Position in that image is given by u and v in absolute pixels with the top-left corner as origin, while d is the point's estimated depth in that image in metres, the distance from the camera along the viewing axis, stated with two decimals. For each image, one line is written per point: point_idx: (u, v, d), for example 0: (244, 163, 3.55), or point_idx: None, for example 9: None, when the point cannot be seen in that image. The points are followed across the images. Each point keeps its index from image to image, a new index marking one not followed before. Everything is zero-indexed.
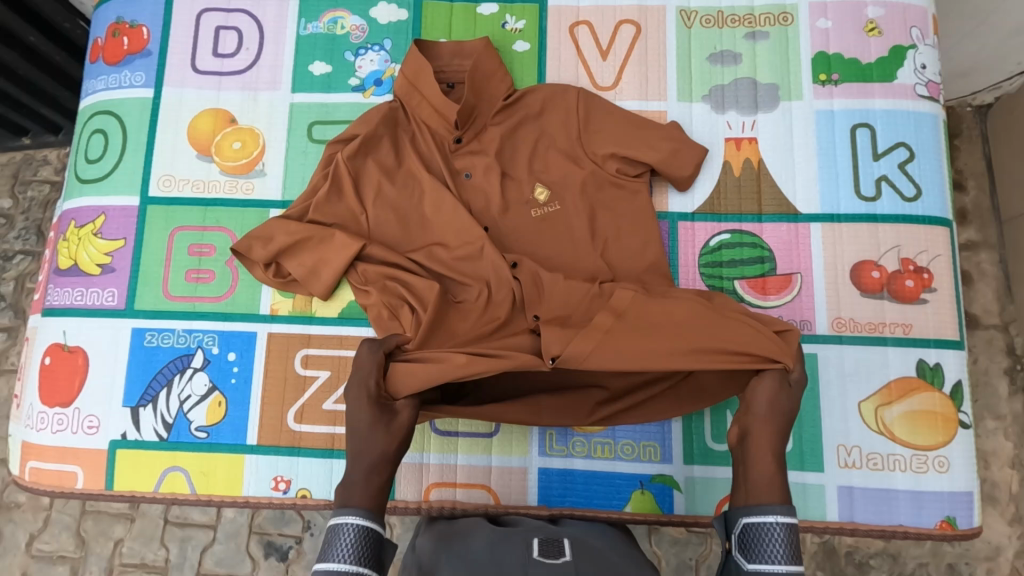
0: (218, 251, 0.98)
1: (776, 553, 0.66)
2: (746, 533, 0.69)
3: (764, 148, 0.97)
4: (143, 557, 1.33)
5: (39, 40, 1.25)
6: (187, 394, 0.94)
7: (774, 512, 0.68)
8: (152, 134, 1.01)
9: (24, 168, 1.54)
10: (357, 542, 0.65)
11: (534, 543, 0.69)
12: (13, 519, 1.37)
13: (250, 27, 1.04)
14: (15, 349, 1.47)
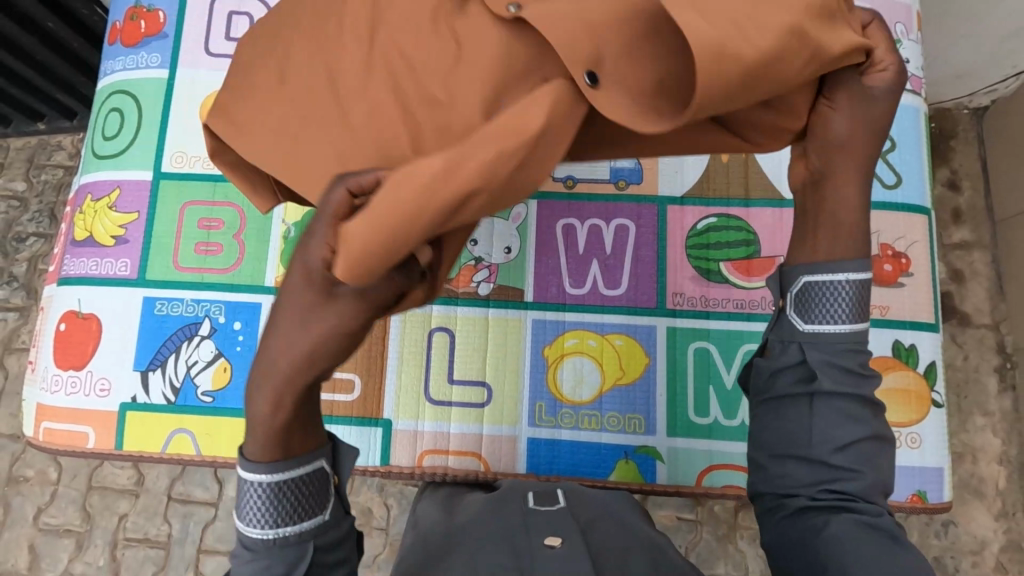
0: (226, 224, 1.02)
1: (842, 313, 0.53)
2: (805, 293, 0.55)
3: None
4: (146, 532, 1.38)
5: (57, 26, 1.29)
6: (194, 359, 0.98)
7: (848, 266, 0.53)
8: (166, 112, 1.06)
9: (38, 153, 1.61)
10: (271, 498, 0.50)
11: (528, 496, 0.73)
12: (21, 492, 1.43)
13: (261, 13, 1.09)
14: (26, 328, 1.53)
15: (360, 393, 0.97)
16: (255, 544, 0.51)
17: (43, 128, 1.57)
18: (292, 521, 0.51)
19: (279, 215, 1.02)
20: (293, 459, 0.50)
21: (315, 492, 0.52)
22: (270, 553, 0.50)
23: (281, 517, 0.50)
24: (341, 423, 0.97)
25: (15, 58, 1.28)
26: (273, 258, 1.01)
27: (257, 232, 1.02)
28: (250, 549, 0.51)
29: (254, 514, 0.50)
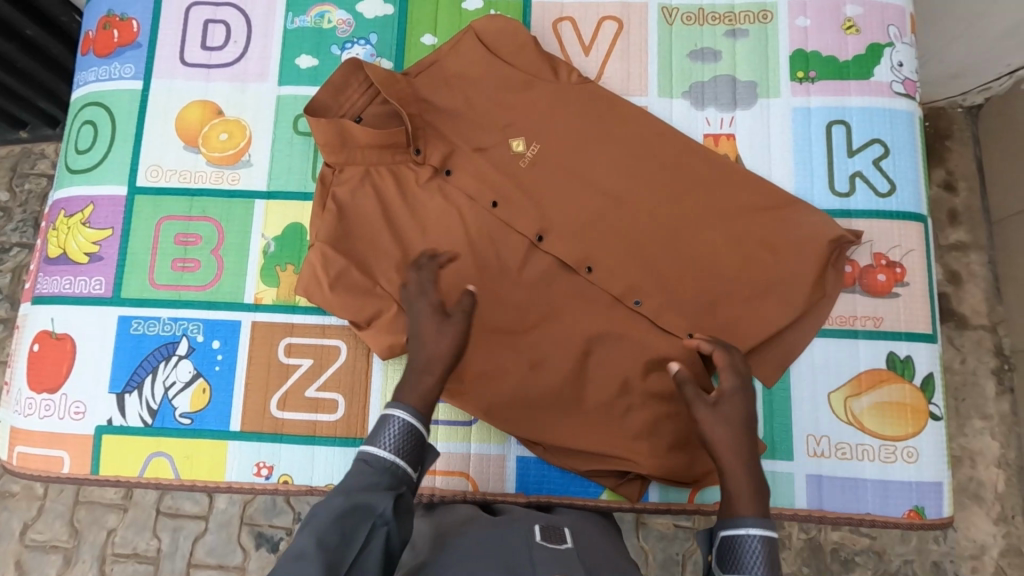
0: (203, 240, 0.99)
1: (757, 565, 0.70)
2: (723, 546, 0.72)
3: (741, 145, 0.99)
4: (134, 547, 1.35)
5: (37, 34, 1.27)
6: (172, 380, 0.95)
7: (754, 525, 0.71)
8: (140, 125, 1.03)
9: (22, 161, 1.57)
10: (400, 435, 0.72)
11: (535, 528, 0.74)
12: (8, 507, 1.39)
13: (238, 21, 1.06)
14: (11, 339, 1.50)
15: (343, 413, 0.94)
16: (375, 460, 0.70)
17: (26, 137, 1.53)
18: (407, 461, 0.71)
19: (258, 230, 0.99)
20: (424, 420, 0.75)
21: (423, 453, 0.74)
22: (382, 472, 0.70)
23: (404, 452, 0.72)
24: (325, 444, 0.94)
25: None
26: (252, 275, 0.98)
27: (236, 247, 0.99)
28: (366, 466, 0.70)
29: (385, 441, 0.72)
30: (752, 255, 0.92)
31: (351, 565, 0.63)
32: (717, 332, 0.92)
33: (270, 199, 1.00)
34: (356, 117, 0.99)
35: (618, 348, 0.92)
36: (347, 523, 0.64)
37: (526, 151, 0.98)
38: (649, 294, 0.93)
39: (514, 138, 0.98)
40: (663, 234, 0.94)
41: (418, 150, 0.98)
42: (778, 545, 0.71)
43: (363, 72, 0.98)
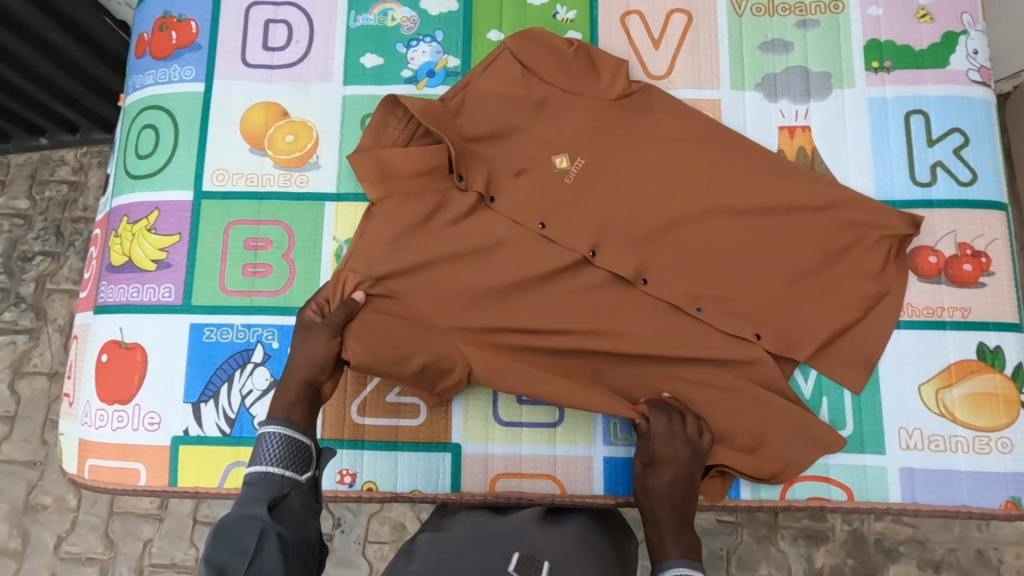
0: (273, 244, 0.97)
1: None
2: None
3: (817, 136, 0.98)
4: (172, 557, 1.40)
5: (61, 38, 1.30)
6: (248, 388, 0.93)
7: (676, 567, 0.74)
8: (204, 128, 1.01)
9: (41, 168, 1.62)
10: (281, 447, 0.75)
11: (511, 556, 0.69)
12: (39, 520, 1.43)
13: (299, 21, 1.04)
14: (36, 350, 1.53)
15: (425, 417, 0.93)
16: (257, 475, 0.72)
17: (45, 143, 1.57)
18: (291, 467, 0.74)
19: (329, 233, 0.98)
20: (300, 427, 0.78)
21: (307, 458, 0.77)
22: (265, 482, 0.71)
23: (284, 461, 0.74)
24: (407, 450, 0.92)
25: (10, 68, 1.29)
26: (325, 278, 0.96)
27: (307, 250, 0.97)
28: (251, 484, 0.71)
29: (267, 455, 0.74)
30: (839, 248, 0.91)
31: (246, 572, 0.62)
32: (805, 328, 0.90)
33: (340, 201, 0.98)
34: (398, 148, 0.94)
35: (705, 346, 0.91)
36: (232, 536, 0.64)
37: (570, 167, 0.95)
38: (735, 290, 0.92)
39: (557, 155, 0.96)
40: (743, 230, 0.93)
41: (461, 177, 0.93)
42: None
43: (400, 107, 0.95)
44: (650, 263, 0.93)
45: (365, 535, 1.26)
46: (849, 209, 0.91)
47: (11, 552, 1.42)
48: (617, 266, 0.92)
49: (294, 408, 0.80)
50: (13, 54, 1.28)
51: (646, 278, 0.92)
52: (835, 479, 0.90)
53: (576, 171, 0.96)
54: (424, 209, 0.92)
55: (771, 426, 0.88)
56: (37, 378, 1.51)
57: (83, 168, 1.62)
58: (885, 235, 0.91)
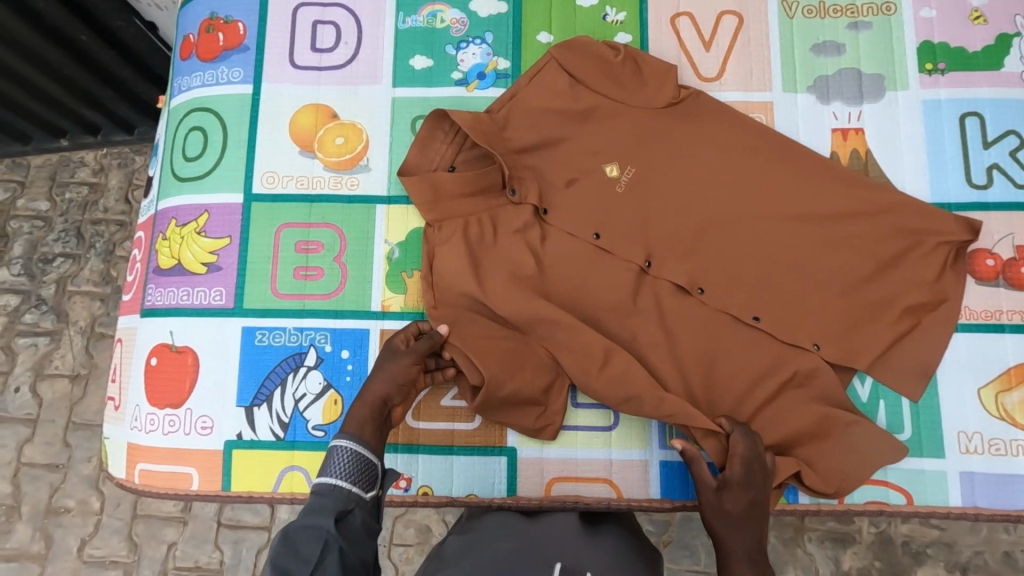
0: (325, 247, 0.97)
1: None
2: None
3: (871, 138, 0.97)
4: (196, 560, 1.39)
5: (89, 39, 1.32)
6: (302, 392, 0.93)
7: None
8: (253, 130, 1.00)
9: (60, 170, 1.64)
10: (350, 462, 0.74)
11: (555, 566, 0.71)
12: (62, 523, 1.43)
13: (347, 22, 1.03)
14: (57, 352, 1.53)
15: (480, 421, 0.92)
16: (324, 487, 0.71)
17: (66, 144, 1.59)
18: (357, 484, 0.72)
19: (380, 236, 0.97)
20: (370, 446, 0.76)
21: (373, 476, 0.75)
22: (331, 496, 0.70)
23: (352, 478, 0.73)
24: (462, 454, 0.92)
25: (40, 71, 1.33)
26: (378, 282, 0.96)
27: (359, 253, 0.96)
28: (317, 495, 0.70)
29: (336, 468, 0.73)
30: (899, 252, 0.91)
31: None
32: (866, 333, 0.90)
33: (391, 204, 0.98)
34: (447, 167, 0.95)
35: (763, 350, 0.91)
36: (295, 547, 0.64)
37: (621, 176, 0.95)
38: (793, 294, 0.91)
39: (607, 164, 0.96)
40: (800, 233, 0.92)
41: (514, 190, 0.94)
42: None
43: (447, 121, 0.95)
44: (707, 267, 0.93)
45: (390, 538, 1.24)
46: (906, 213, 0.91)
47: (34, 556, 1.41)
48: (673, 275, 0.92)
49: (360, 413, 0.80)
50: (43, 56, 1.31)
51: (702, 288, 0.92)
52: (892, 483, 0.90)
53: (627, 180, 0.95)
54: (481, 224, 0.93)
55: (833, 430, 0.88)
56: (59, 380, 1.51)
57: (103, 170, 1.63)
58: (944, 239, 0.90)
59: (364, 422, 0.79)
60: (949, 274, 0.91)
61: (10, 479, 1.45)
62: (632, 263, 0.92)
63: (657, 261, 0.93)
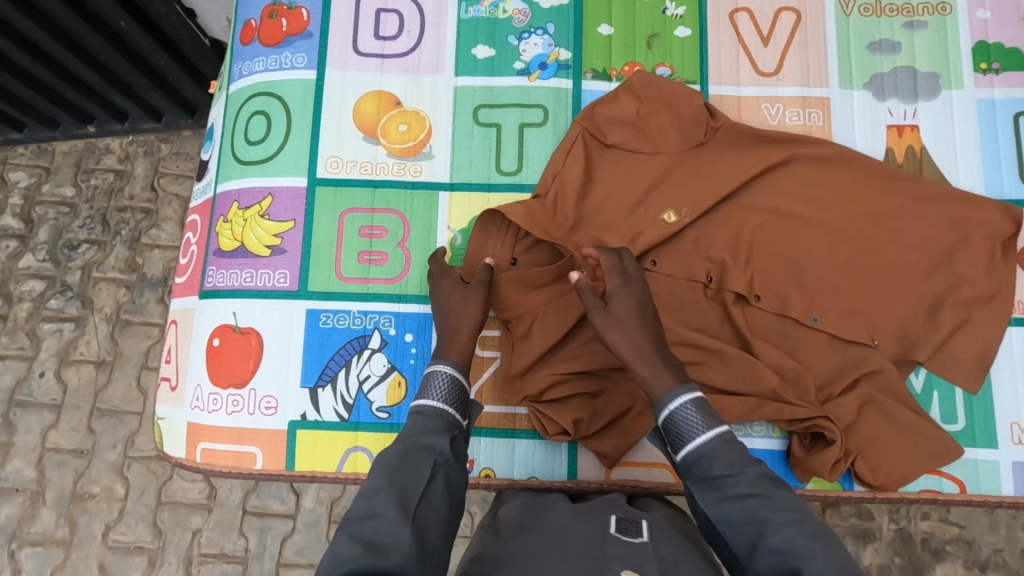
0: (389, 232, 0.98)
1: (697, 427, 0.69)
2: (666, 427, 0.72)
3: (927, 136, 0.99)
4: (222, 547, 1.40)
5: (128, 25, 1.32)
6: (366, 374, 0.94)
7: (677, 395, 0.71)
8: (317, 116, 1.01)
9: (86, 157, 1.64)
10: (449, 386, 0.76)
11: (612, 521, 0.72)
12: (88, 509, 1.43)
13: (411, 11, 1.04)
14: (82, 338, 1.53)
15: None
16: (428, 409, 0.74)
17: (93, 131, 1.60)
18: (458, 409, 0.75)
19: (443, 223, 0.98)
20: (465, 375, 0.79)
21: (467, 401, 0.78)
22: (438, 419, 0.73)
23: (451, 401, 0.75)
24: (525, 438, 0.94)
25: (76, 56, 1.34)
26: None
27: (423, 239, 0.98)
28: (421, 416, 0.73)
29: (437, 392, 0.75)
30: (954, 248, 0.93)
31: (421, 499, 0.64)
32: (920, 325, 0.93)
33: (454, 191, 0.99)
34: (509, 262, 0.94)
35: (821, 341, 0.93)
36: (411, 462, 0.67)
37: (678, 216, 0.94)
38: (849, 286, 0.94)
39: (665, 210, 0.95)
40: (857, 227, 0.95)
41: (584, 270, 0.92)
42: (709, 404, 0.71)
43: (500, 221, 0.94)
44: (764, 258, 0.95)
45: None
46: (959, 210, 0.94)
47: (59, 541, 1.42)
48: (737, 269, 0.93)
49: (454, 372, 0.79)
50: (82, 41, 1.32)
51: (758, 295, 0.94)
52: (946, 472, 0.92)
53: (690, 184, 0.96)
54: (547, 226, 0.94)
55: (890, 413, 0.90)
56: (85, 366, 1.51)
57: (129, 157, 1.63)
58: (995, 235, 0.93)
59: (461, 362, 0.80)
60: (1002, 271, 0.93)
61: (36, 464, 1.46)
62: (695, 280, 0.95)
63: (709, 263, 0.95)
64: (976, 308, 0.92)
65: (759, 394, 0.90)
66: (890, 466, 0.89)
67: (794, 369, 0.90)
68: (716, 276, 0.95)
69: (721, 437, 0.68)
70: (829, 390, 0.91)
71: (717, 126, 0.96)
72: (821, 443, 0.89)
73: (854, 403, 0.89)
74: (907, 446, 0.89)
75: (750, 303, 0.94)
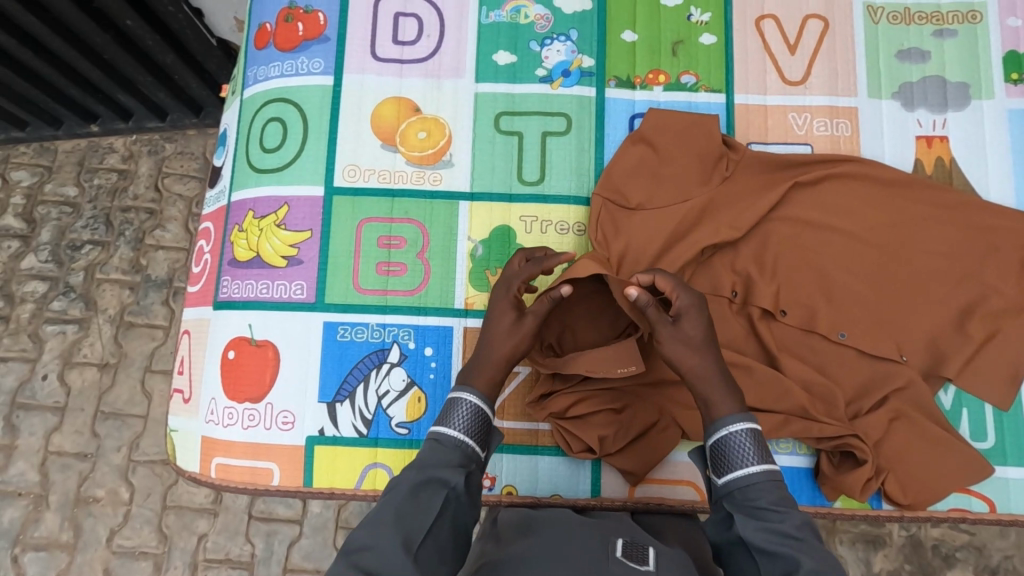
0: (408, 243, 0.96)
1: (749, 457, 0.72)
2: (713, 450, 0.75)
3: (957, 147, 0.97)
4: (228, 551, 1.39)
5: (135, 24, 1.29)
6: (385, 389, 0.92)
7: (737, 421, 0.74)
8: (334, 123, 0.99)
9: (91, 156, 1.61)
10: (471, 416, 0.77)
11: (618, 542, 0.71)
12: (92, 513, 1.41)
13: (430, 15, 1.02)
14: (86, 339, 1.51)
15: None
16: (446, 438, 0.75)
17: (96, 130, 1.58)
18: (477, 441, 0.76)
19: (464, 233, 0.96)
20: (489, 404, 0.80)
21: (488, 431, 0.79)
22: (455, 451, 0.74)
23: (472, 432, 0.76)
24: (548, 454, 0.92)
25: (81, 54, 1.31)
26: (461, 278, 0.95)
27: (443, 250, 0.96)
28: (439, 445, 0.74)
29: (459, 422, 0.76)
30: (985, 262, 0.92)
31: (427, 534, 0.66)
32: (949, 341, 0.91)
33: (474, 200, 0.97)
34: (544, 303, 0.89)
35: (850, 357, 0.91)
36: (422, 497, 0.69)
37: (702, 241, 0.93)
38: (877, 301, 0.92)
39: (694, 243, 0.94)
40: (886, 240, 0.93)
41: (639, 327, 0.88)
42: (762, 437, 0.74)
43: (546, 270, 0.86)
44: (791, 271, 0.93)
45: None
46: (991, 224, 0.92)
47: (63, 545, 1.40)
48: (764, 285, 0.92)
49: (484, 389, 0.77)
50: (87, 39, 1.30)
51: (785, 309, 0.92)
52: (975, 490, 0.90)
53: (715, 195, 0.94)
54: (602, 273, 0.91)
55: (920, 430, 0.88)
56: (89, 368, 1.48)
57: (133, 157, 1.61)
58: None
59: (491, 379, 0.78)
60: None
61: (39, 467, 1.44)
62: (720, 294, 0.93)
63: (734, 276, 0.94)
64: (1009, 323, 0.91)
65: (787, 410, 0.88)
66: (922, 484, 0.88)
67: (822, 387, 0.89)
68: (741, 290, 0.93)
69: (769, 472, 0.71)
70: (857, 406, 0.90)
71: (739, 158, 0.95)
72: (851, 462, 0.88)
73: (884, 421, 0.88)
74: (940, 464, 0.88)
75: (775, 319, 0.92)
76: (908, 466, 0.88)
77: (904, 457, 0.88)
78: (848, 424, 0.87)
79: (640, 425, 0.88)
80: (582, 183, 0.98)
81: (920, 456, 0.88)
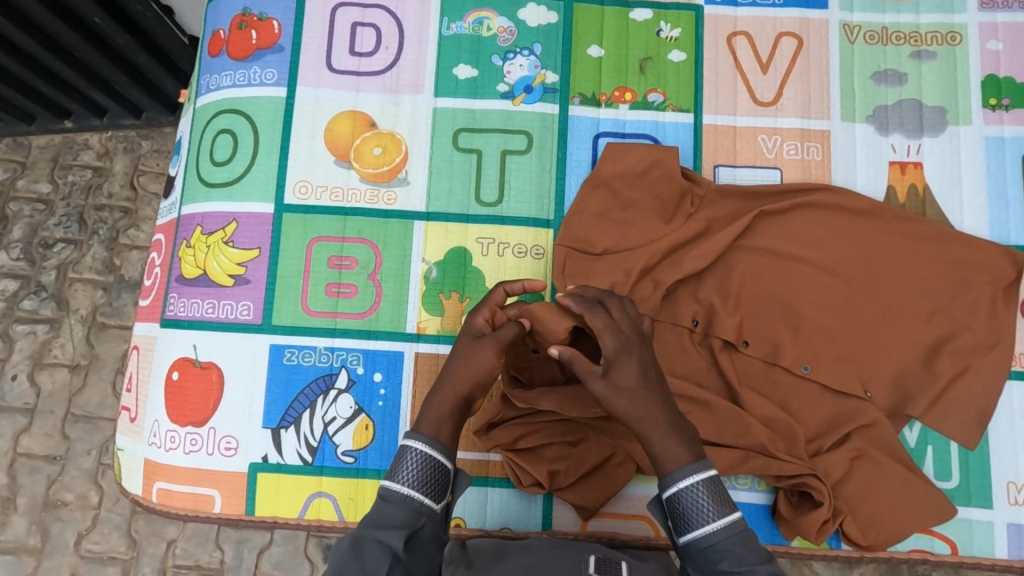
0: (360, 264, 0.92)
1: (708, 512, 0.65)
2: (669, 507, 0.66)
3: (931, 174, 0.94)
4: (197, 558, 1.35)
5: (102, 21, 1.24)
6: (332, 416, 0.89)
7: (689, 473, 0.65)
8: (287, 136, 0.95)
9: (63, 153, 1.56)
10: (422, 465, 0.69)
11: (590, 559, 0.71)
12: (61, 517, 1.38)
13: (389, 25, 0.98)
14: (56, 341, 1.47)
15: None
16: (393, 494, 0.67)
17: (70, 126, 1.53)
18: (429, 494, 0.68)
19: (418, 254, 0.93)
20: (445, 449, 0.71)
21: (446, 481, 0.70)
22: (401, 508, 0.66)
23: (421, 486, 0.68)
24: (499, 486, 0.89)
25: (53, 53, 1.25)
26: (413, 302, 0.92)
27: (395, 271, 0.92)
28: (385, 503, 0.67)
29: (406, 474, 0.68)
30: (956, 295, 0.89)
31: None
32: (916, 376, 0.88)
33: (429, 221, 0.94)
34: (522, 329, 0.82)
35: (814, 392, 0.88)
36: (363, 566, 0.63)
37: (662, 268, 0.90)
38: (843, 335, 0.89)
39: (656, 268, 0.90)
40: (854, 271, 0.90)
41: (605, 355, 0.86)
42: (720, 481, 0.67)
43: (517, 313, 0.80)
44: (755, 301, 0.90)
45: None
46: (962, 257, 0.89)
47: (31, 549, 1.36)
48: (725, 315, 0.89)
49: (434, 420, 0.73)
50: (54, 38, 1.25)
51: (747, 341, 0.89)
52: (937, 531, 0.87)
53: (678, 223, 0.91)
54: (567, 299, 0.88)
55: (884, 471, 0.85)
56: (59, 370, 1.44)
57: (108, 154, 1.56)
58: (996, 283, 0.88)
59: (439, 414, 0.74)
60: (1005, 321, 0.88)
61: (6, 470, 1.40)
62: (680, 324, 0.90)
63: (696, 305, 0.90)
64: (978, 360, 0.88)
65: (746, 446, 0.85)
66: (884, 525, 0.85)
67: (783, 423, 0.86)
68: (703, 320, 0.90)
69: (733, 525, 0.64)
70: (818, 443, 0.87)
71: (703, 193, 0.92)
72: (810, 502, 0.85)
73: (846, 461, 0.85)
74: (903, 504, 0.85)
75: (737, 351, 0.89)
76: (869, 507, 0.85)
77: (864, 498, 0.85)
78: (807, 463, 0.84)
79: (594, 459, 0.86)
80: (542, 205, 0.94)
81: (882, 498, 0.85)
